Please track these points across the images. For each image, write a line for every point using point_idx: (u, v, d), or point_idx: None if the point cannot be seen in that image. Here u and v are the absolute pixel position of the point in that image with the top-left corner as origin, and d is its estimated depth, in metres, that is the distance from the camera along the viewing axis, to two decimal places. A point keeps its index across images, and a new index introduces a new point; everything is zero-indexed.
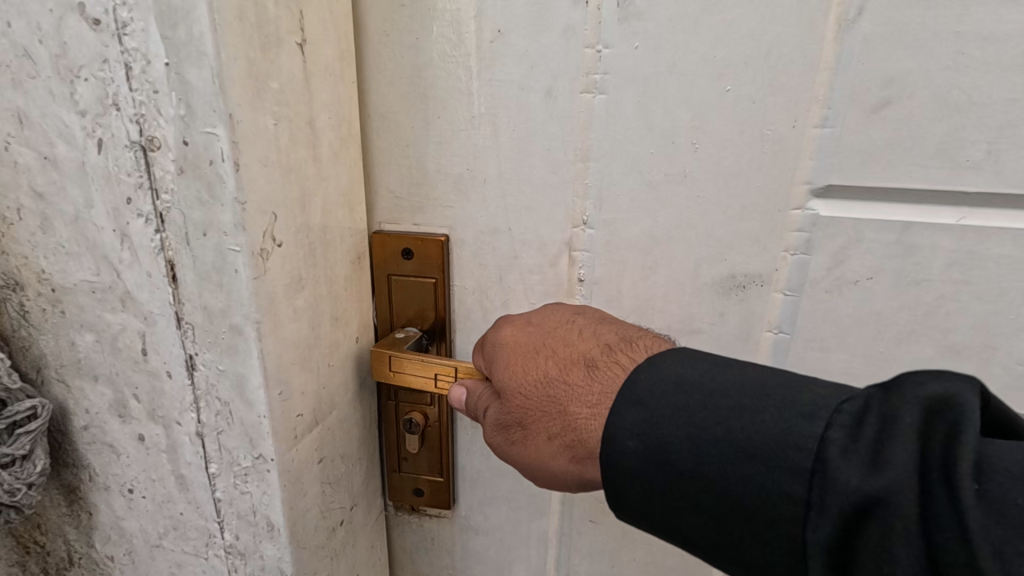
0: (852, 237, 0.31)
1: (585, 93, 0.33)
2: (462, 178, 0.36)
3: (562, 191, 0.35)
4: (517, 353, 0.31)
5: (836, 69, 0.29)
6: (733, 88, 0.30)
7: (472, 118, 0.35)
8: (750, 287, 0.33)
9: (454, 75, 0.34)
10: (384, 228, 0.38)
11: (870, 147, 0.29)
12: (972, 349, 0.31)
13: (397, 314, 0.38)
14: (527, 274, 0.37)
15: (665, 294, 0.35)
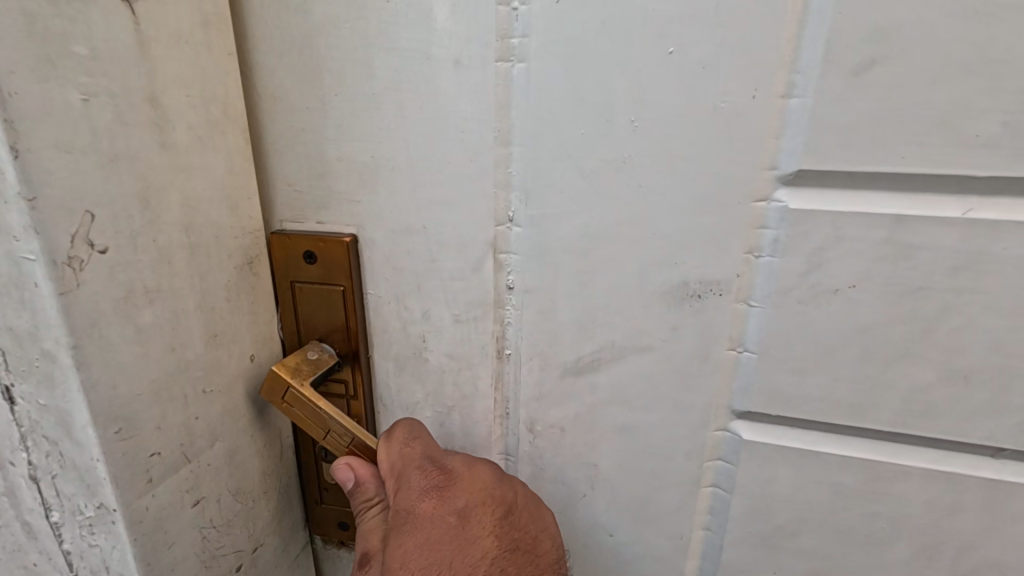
0: (831, 235, 0.25)
1: (500, 62, 0.26)
2: (365, 169, 0.30)
3: (482, 183, 0.28)
4: (421, 548, 0.27)
5: (807, 22, 0.22)
6: (678, 50, 0.24)
7: (371, 95, 0.28)
8: (706, 297, 0.27)
9: (344, 42, 0.28)
10: (286, 228, 0.31)
11: (850, 121, 0.23)
12: (982, 374, 0.25)
13: (304, 327, 0.33)
14: (448, 283, 0.31)
15: (609, 306, 0.29)
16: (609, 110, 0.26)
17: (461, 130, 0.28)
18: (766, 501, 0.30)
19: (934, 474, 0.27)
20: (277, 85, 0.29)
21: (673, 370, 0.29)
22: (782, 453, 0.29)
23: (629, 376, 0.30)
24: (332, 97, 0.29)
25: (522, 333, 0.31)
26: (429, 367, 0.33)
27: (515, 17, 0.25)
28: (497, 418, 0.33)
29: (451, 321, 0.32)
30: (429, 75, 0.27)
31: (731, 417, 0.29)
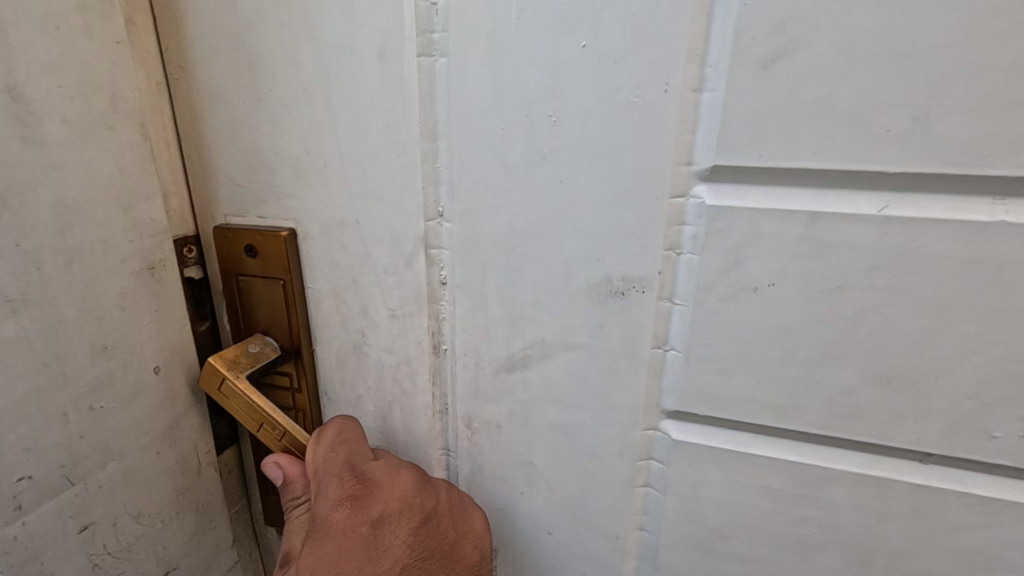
0: (747, 232, 0.24)
1: (423, 57, 0.25)
2: (299, 163, 0.28)
3: (409, 178, 0.27)
4: (327, 562, 0.25)
5: (714, 16, 0.22)
6: (591, 43, 0.23)
7: (302, 88, 0.27)
8: (630, 294, 0.26)
9: (268, 25, 0.26)
10: (230, 223, 0.30)
11: (760, 117, 0.22)
12: (904, 375, 0.25)
13: (250, 320, 0.32)
14: (382, 279, 0.29)
15: (537, 303, 0.27)
16: (529, 108, 0.25)
17: (381, 125, 0.26)
18: (698, 502, 0.29)
19: (861, 477, 0.27)
20: (202, 73, 0.28)
21: (603, 368, 0.28)
22: (710, 454, 0.28)
23: (562, 375, 0.28)
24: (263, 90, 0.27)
25: (457, 329, 0.29)
26: (369, 363, 0.31)
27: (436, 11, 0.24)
28: (434, 414, 0.32)
29: (387, 316, 0.30)
30: (347, 67, 0.26)
31: (660, 416, 0.28)
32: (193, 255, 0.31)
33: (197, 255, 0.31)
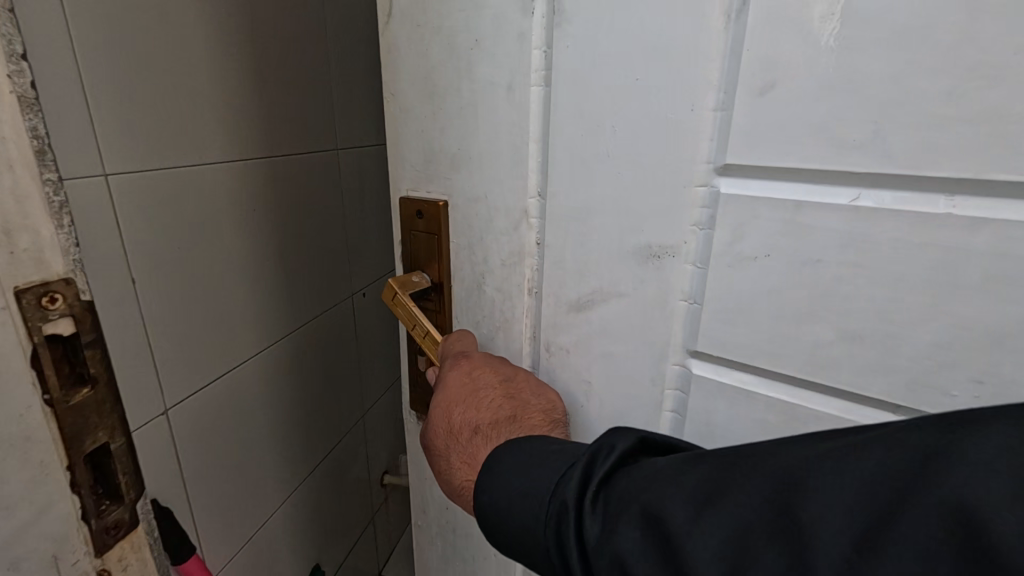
0: (748, 212, 0.31)
1: (536, 86, 0.32)
2: (457, 156, 0.35)
3: (519, 170, 0.34)
4: (447, 400, 0.35)
5: (727, 55, 0.28)
6: (642, 77, 0.30)
7: (463, 96, 0.33)
8: (664, 258, 0.33)
9: (447, 44, 0.33)
10: (410, 196, 0.38)
11: (760, 127, 0.29)
12: (875, 336, 0.30)
13: (414, 262, 0.39)
14: (499, 237, 0.36)
15: (600, 257, 0.34)
16: (600, 124, 0.31)
17: (497, 140, 0.33)
18: (710, 427, 0.36)
19: (842, 420, 0.32)
20: (386, 90, 0.36)
21: (641, 315, 0.34)
22: (720, 389, 0.35)
23: (615, 318, 0.35)
24: (442, 99, 0.34)
25: (545, 274, 0.35)
26: (485, 298, 0.38)
27: (543, 56, 0.31)
28: (527, 339, 0.38)
29: (497, 262, 0.36)
30: (481, 97, 0.33)
31: (686, 355, 0.34)
32: (57, 308, 0.31)
33: (66, 305, 0.32)
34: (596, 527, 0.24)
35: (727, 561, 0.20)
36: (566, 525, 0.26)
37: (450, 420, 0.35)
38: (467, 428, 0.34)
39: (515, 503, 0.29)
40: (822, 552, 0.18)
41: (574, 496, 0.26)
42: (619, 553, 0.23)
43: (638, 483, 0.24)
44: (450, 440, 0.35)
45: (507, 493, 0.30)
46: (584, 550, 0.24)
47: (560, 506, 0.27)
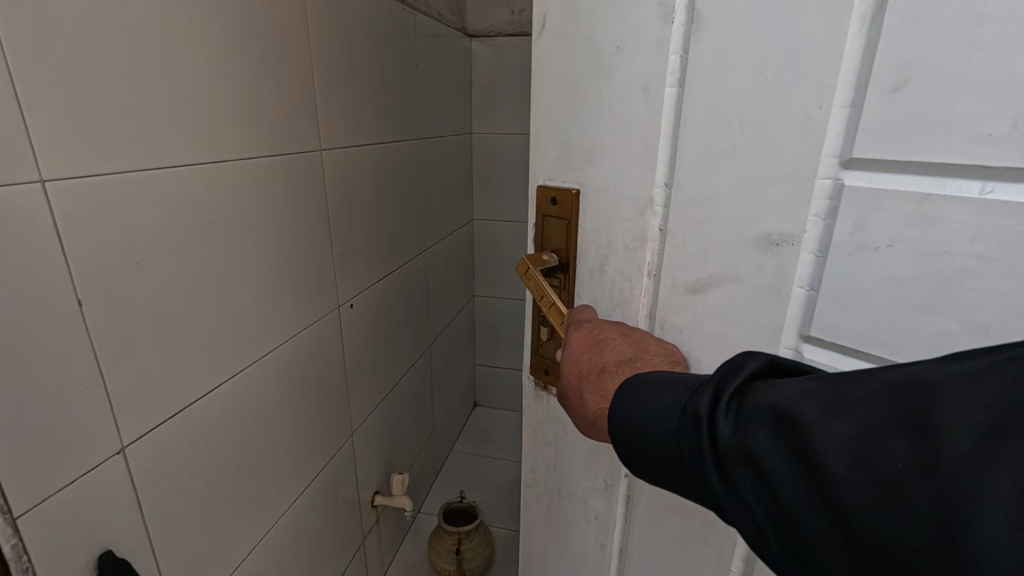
0: (871, 204, 0.32)
1: (669, 88, 0.38)
2: (592, 150, 0.43)
3: (646, 163, 0.41)
4: (574, 349, 0.44)
5: (861, 56, 0.31)
6: (773, 77, 0.33)
7: (604, 101, 0.41)
8: (783, 246, 0.36)
9: (591, 65, 0.41)
10: (547, 184, 0.47)
11: (887, 123, 0.31)
12: (1003, 329, 0.30)
13: (545, 241, 0.49)
14: (623, 223, 0.43)
15: (718, 243, 0.39)
16: (727, 122, 0.36)
17: (632, 135, 0.40)
18: None
19: None
20: (536, 95, 0.45)
21: (753, 301, 0.38)
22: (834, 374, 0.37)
23: (728, 299, 0.39)
24: (584, 106, 0.42)
25: (664, 255, 0.42)
26: (606, 277, 0.46)
27: (679, 59, 0.37)
28: (643, 316, 0.45)
29: (622, 246, 0.44)
30: (619, 97, 0.40)
31: (798, 338, 0.38)
32: None
33: None
34: (729, 428, 0.30)
35: (852, 448, 0.25)
36: (699, 429, 0.32)
37: (577, 364, 0.44)
38: (596, 369, 0.42)
39: (646, 416, 0.36)
40: (950, 442, 0.22)
41: (706, 405, 0.32)
42: (754, 446, 0.29)
43: (771, 394, 0.30)
44: (583, 381, 0.43)
45: (642, 411, 0.37)
46: (717, 447, 0.31)
47: (692, 414, 0.33)
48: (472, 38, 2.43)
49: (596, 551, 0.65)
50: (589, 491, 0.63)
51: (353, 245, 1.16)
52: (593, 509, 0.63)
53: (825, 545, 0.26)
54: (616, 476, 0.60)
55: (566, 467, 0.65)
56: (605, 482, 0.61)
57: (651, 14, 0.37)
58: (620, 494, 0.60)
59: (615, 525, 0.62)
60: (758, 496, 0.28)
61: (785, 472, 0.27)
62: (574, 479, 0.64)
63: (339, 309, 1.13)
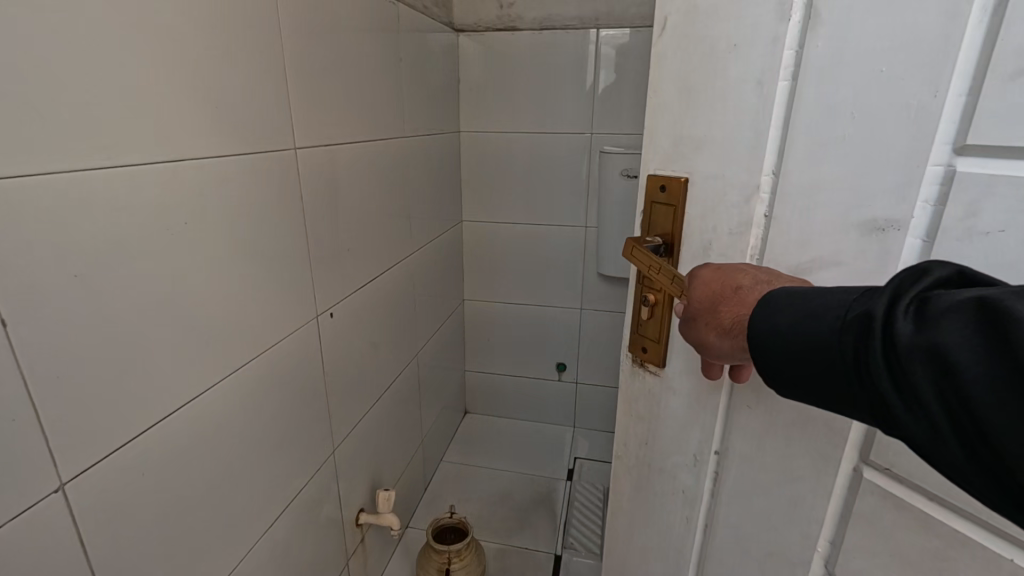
0: (985, 189, 0.37)
1: (780, 83, 0.46)
2: (703, 140, 0.53)
3: (753, 155, 0.49)
4: (704, 282, 0.51)
5: (979, 50, 0.36)
6: (888, 69, 0.40)
7: (715, 101, 0.51)
8: (889, 231, 0.42)
9: (708, 74, 0.51)
10: (658, 173, 0.58)
11: (1009, 109, 0.35)
12: None
13: (652, 225, 0.60)
14: (727, 208, 0.53)
15: (823, 228, 0.45)
16: (836, 111, 0.43)
17: (745, 125, 0.49)
18: None
19: None
20: (654, 92, 0.56)
21: (856, 282, 0.45)
22: None
23: (835, 278, 0.46)
24: (699, 106, 0.52)
25: (768, 240, 0.50)
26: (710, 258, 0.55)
27: (794, 54, 0.45)
28: None
29: (727, 230, 0.53)
30: (731, 93, 0.49)
31: None
32: None
33: None
34: (910, 327, 0.34)
35: None
36: (871, 330, 0.35)
37: (710, 291, 0.50)
38: (730, 287, 0.49)
39: (798, 323, 0.41)
40: None
41: (882, 307, 0.35)
42: (942, 339, 0.32)
43: (964, 296, 0.33)
44: (713, 296, 0.50)
45: (793, 319, 0.41)
46: (894, 344, 0.34)
47: (863, 316, 0.36)
48: (461, 33, 2.40)
49: (681, 523, 0.73)
50: (678, 466, 0.70)
51: (332, 253, 1.20)
52: (680, 483, 0.71)
53: (1005, 426, 0.29)
54: (705, 453, 0.66)
55: (656, 442, 0.73)
56: (693, 456, 0.68)
57: (770, 14, 0.45)
58: (708, 471, 0.66)
59: (702, 499, 0.68)
60: (933, 383, 0.32)
61: (970, 363, 0.31)
62: (664, 452, 0.72)
63: (319, 318, 1.18)
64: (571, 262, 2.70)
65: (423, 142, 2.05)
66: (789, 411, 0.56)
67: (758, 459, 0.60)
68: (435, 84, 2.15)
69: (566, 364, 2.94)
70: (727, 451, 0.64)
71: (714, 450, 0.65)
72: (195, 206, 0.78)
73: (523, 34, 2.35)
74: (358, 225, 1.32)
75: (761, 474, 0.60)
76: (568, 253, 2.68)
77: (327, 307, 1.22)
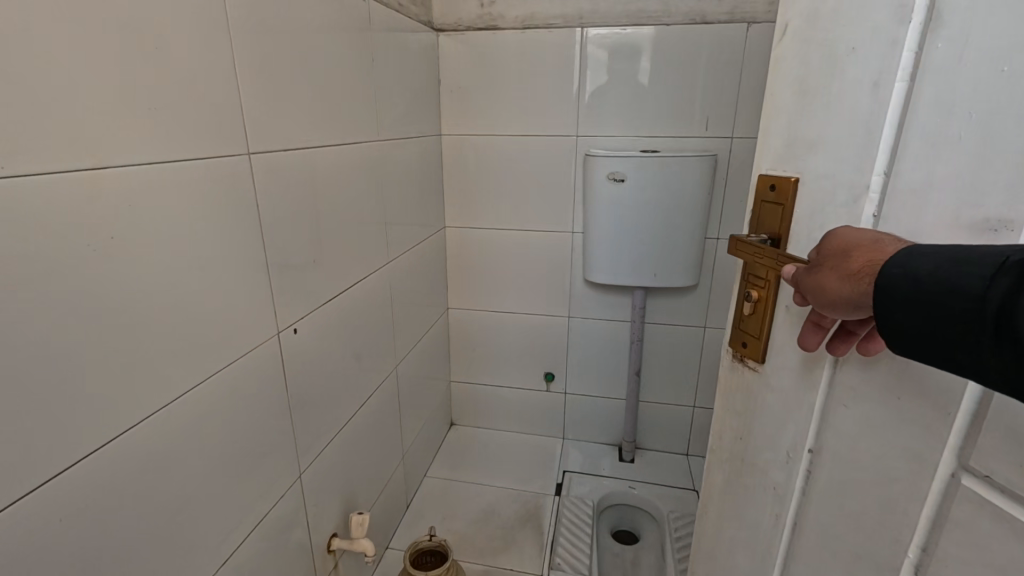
0: None
1: (896, 81, 0.44)
2: (813, 141, 0.52)
3: (860, 153, 0.48)
4: (836, 235, 0.48)
5: None
6: (1012, 68, 0.37)
7: (828, 100, 0.50)
8: (1005, 233, 0.39)
9: (824, 74, 0.50)
10: (767, 173, 0.58)
11: None
12: None
13: (761, 221, 0.60)
14: (837, 209, 0.50)
15: (934, 227, 0.43)
16: (954, 110, 0.40)
17: (853, 125, 0.48)
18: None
19: None
20: (769, 92, 0.56)
21: None
22: None
23: None
24: (811, 106, 0.51)
25: None
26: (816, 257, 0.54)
27: (912, 56, 0.43)
28: None
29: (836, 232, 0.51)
30: (844, 93, 0.48)
31: None
32: None
33: None
34: None
35: None
36: None
37: (842, 243, 0.47)
38: (867, 238, 0.45)
39: (938, 268, 0.38)
40: None
41: None
42: None
43: None
44: (843, 244, 0.47)
45: (933, 263, 0.39)
46: None
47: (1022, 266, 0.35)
48: (440, 33, 2.29)
49: (768, 521, 0.66)
50: (770, 462, 0.64)
51: (293, 269, 1.19)
52: (771, 478, 0.64)
53: None
54: (798, 450, 0.60)
55: (749, 436, 0.68)
56: (787, 453, 0.61)
57: (888, 16, 0.44)
58: (801, 468, 0.59)
59: (793, 497, 0.61)
60: None
61: None
62: (756, 447, 0.67)
63: (281, 334, 1.15)
64: (559, 267, 2.59)
65: (401, 145, 1.93)
66: (888, 413, 0.49)
67: (857, 460, 0.52)
68: (414, 85, 2.06)
69: (554, 374, 2.83)
70: (822, 449, 0.56)
71: (807, 449, 0.58)
72: (111, 210, 0.72)
73: (505, 34, 2.25)
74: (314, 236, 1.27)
75: (862, 474, 0.52)
76: (556, 257, 2.57)
77: (291, 322, 1.19)
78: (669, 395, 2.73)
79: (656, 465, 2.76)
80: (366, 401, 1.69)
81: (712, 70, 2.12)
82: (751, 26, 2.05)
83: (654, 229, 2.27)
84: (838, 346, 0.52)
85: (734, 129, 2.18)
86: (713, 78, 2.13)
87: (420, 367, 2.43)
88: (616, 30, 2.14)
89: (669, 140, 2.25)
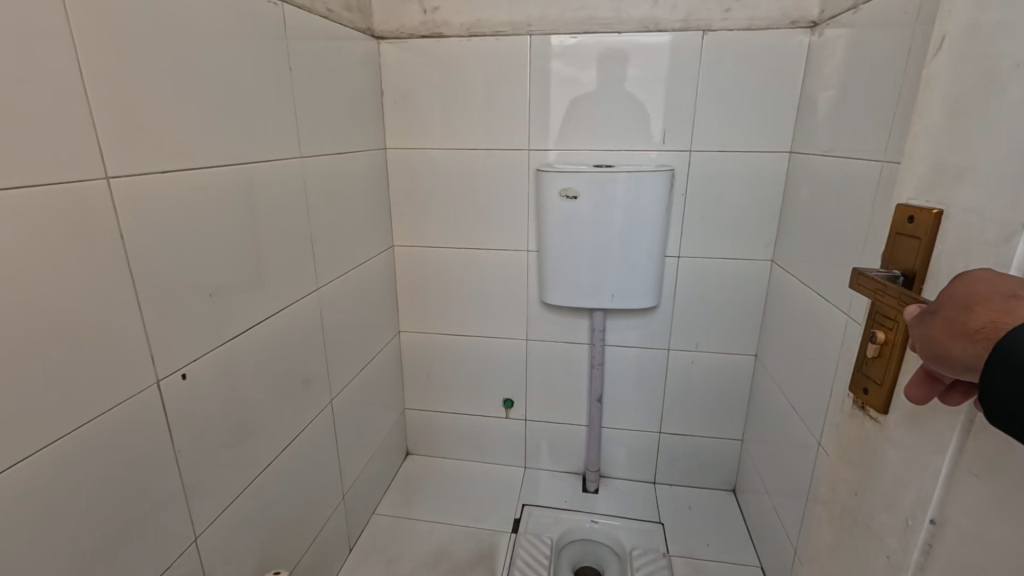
0: None
1: None
2: (963, 169, 0.50)
3: (1012, 187, 0.44)
4: (971, 282, 0.43)
5: None
6: None
7: (986, 124, 0.47)
8: None
9: (982, 96, 0.47)
10: (908, 204, 0.58)
11: None
12: None
13: (895, 258, 0.60)
14: (984, 244, 0.48)
15: None
16: None
17: (1009, 154, 0.45)
18: None
19: None
20: (919, 113, 0.56)
21: None
22: None
23: None
24: (965, 129, 0.50)
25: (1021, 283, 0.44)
26: None
27: None
28: None
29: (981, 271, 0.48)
30: (1002, 117, 0.45)
31: None
32: None
33: None
34: None
35: None
36: None
37: (972, 295, 0.43)
38: (1000, 292, 0.41)
39: None
40: None
41: None
42: None
43: None
44: (970, 294, 0.43)
45: None
46: None
47: None
48: (381, 41, 2.10)
49: None
50: (886, 526, 0.61)
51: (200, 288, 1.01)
52: (886, 545, 0.61)
53: None
54: (919, 520, 0.56)
55: (867, 492, 0.66)
56: (905, 521, 0.58)
57: None
58: (919, 540, 0.55)
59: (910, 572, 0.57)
60: None
61: None
62: (872, 508, 0.64)
63: (163, 382, 0.93)
64: (515, 286, 2.38)
65: (349, 157, 1.73)
66: None
67: (981, 540, 0.47)
68: (354, 98, 1.89)
69: (513, 401, 2.61)
70: (948, 522, 0.52)
71: (929, 519, 0.54)
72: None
73: (450, 42, 2.06)
74: (227, 272, 1.10)
75: (984, 559, 0.46)
76: (506, 270, 2.36)
77: (178, 366, 0.97)
78: (641, 422, 2.51)
79: (620, 495, 2.54)
80: (293, 441, 1.41)
81: (675, 81, 1.94)
82: (706, 33, 1.87)
83: (613, 245, 2.05)
84: (953, 396, 0.50)
85: (693, 143, 2.00)
86: (676, 89, 1.94)
87: (362, 397, 2.21)
88: (565, 39, 1.96)
89: (622, 154, 2.07)
